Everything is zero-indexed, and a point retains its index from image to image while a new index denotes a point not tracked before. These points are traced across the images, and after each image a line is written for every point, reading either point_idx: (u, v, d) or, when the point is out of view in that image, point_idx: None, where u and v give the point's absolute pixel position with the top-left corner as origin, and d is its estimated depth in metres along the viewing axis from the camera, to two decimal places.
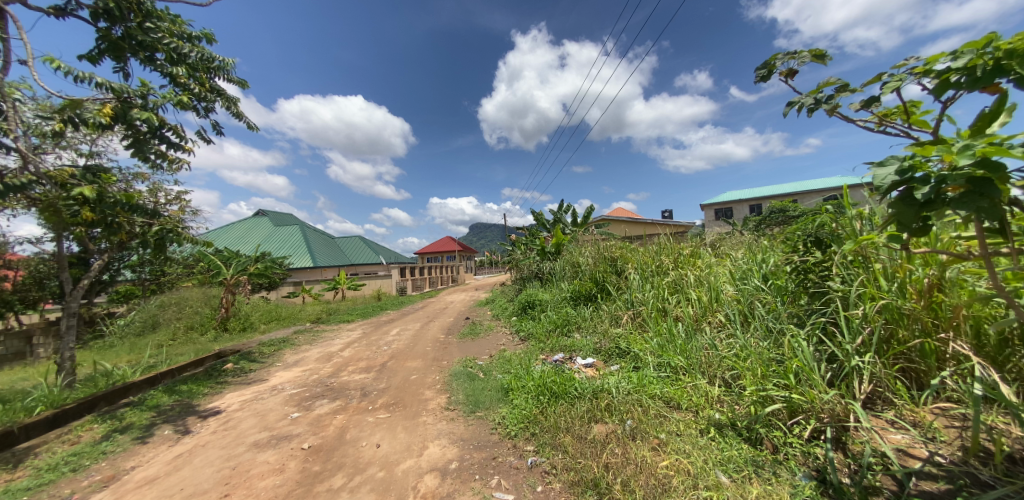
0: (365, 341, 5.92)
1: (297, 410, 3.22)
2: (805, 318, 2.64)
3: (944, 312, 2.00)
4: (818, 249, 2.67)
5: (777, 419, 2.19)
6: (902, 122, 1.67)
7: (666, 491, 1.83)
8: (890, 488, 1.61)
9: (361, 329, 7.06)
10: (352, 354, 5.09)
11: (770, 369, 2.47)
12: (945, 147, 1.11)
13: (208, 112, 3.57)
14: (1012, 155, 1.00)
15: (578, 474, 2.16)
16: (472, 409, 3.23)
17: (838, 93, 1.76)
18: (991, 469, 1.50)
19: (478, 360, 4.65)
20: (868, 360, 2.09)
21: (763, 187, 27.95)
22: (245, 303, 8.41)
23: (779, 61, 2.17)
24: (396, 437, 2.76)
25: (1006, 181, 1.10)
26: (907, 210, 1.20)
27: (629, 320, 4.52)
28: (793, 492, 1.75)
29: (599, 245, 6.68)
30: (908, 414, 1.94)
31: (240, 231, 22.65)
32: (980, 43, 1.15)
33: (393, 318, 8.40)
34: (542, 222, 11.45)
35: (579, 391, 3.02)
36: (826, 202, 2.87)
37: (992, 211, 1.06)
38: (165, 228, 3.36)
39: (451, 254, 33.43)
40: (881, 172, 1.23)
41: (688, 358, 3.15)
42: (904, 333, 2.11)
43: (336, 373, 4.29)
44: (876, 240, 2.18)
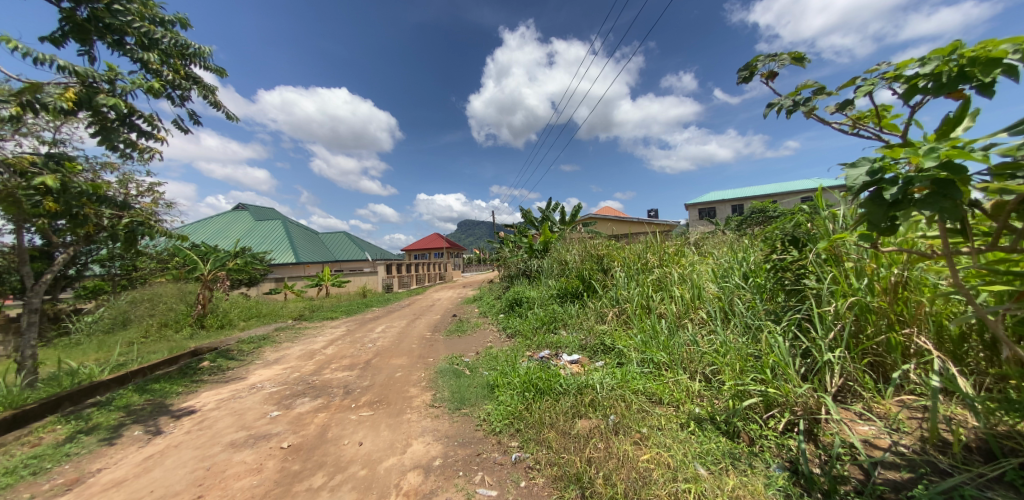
0: (349, 338, 5.84)
1: (277, 409, 3.16)
2: (781, 314, 2.72)
3: (909, 308, 2.11)
4: (794, 247, 2.74)
5: (753, 412, 2.26)
6: (874, 126, 1.74)
7: (647, 485, 1.86)
8: (857, 478, 1.69)
9: (345, 326, 6.96)
10: (336, 352, 5.02)
11: (747, 364, 2.54)
12: (912, 149, 1.17)
13: (183, 101, 3.43)
14: (972, 158, 1.05)
15: (561, 469, 2.19)
16: (457, 406, 3.22)
17: (815, 95, 1.82)
18: (949, 457, 1.60)
19: (464, 357, 4.63)
20: (839, 355, 2.18)
21: (745, 189, 28.78)
22: (223, 300, 8.16)
23: (760, 63, 2.23)
24: (379, 435, 2.73)
25: (966, 183, 1.15)
26: (876, 210, 1.25)
27: (614, 317, 4.59)
28: (767, 483, 1.82)
29: (587, 243, 6.74)
30: (875, 405, 2.03)
31: (219, 225, 21.99)
32: (946, 50, 1.20)
33: (378, 315, 8.31)
34: (530, 220, 11.48)
35: (564, 387, 3.05)
36: (803, 203, 2.97)
37: (954, 211, 1.11)
38: (135, 220, 3.21)
39: (438, 252, 33.23)
40: (853, 173, 1.27)
41: (670, 354, 3.22)
42: (872, 329, 2.21)
43: (318, 370, 4.22)
44: (848, 239, 2.27)
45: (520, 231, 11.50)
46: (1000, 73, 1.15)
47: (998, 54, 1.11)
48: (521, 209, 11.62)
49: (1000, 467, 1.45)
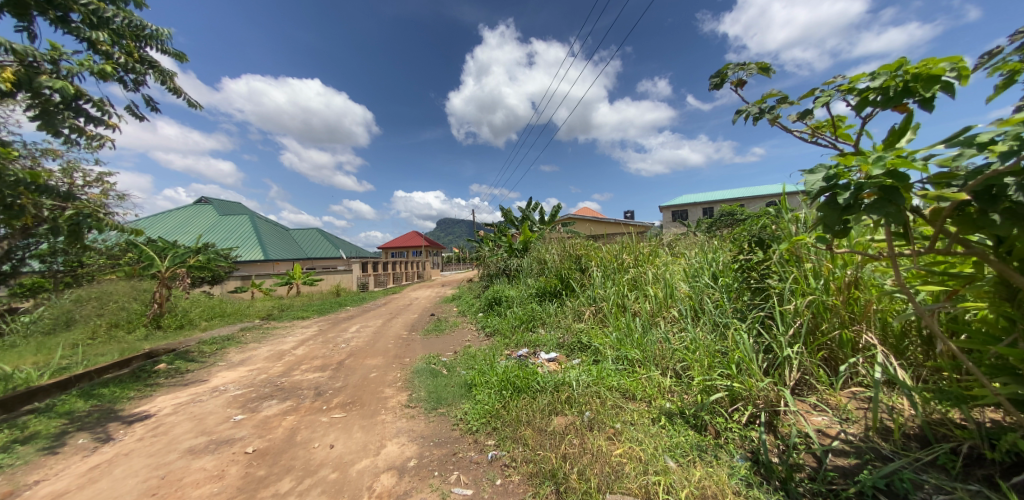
0: (321, 338, 5.64)
1: (241, 412, 3.01)
2: (747, 312, 2.85)
3: (859, 306, 2.27)
4: (760, 249, 2.87)
5: (719, 406, 2.36)
6: (831, 135, 1.85)
7: (619, 478, 1.92)
8: (810, 465, 1.81)
9: (317, 326, 6.72)
10: (306, 352, 4.84)
11: (715, 360, 2.65)
12: (862, 158, 1.26)
13: (138, 86, 3.22)
14: (914, 168, 1.15)
15: (537, 466, 2.21)
16: (434, 406, 3.19)
17: (779, 104, 1.92)
18: (890, 444, 1.74)
19: (441, 357, 4.58)
20: (797, 350, 2.32)
21: (716, 193, 30.08)
22: (183, 298, 7.69)
23: (730, 71, 2.33)
24: (351, 437, 2.66)
25: (908, 190, 1.25)
26: (831, 213, 1.33)
27: (591, 315, 4.68)
28: (731, 473, 1.91)
29: (566, 243, 6.84)
30: (828, 398, 2.18)
31: (180, 220, 20.69)
32: (893, 66, 1.29)
33: (352, 315, 8.07)
34: (510, 219, 11.51)
35: (542, 385, 3.08)
36: (768, 206, 3.13)
37: (898, 216, 1.20)
38: (81, 212, 2.98)
39: (417, 250, 32.69)
40: (811, 178, 1.36)
41: (643, 351, 3.32)
42: (826, 325, 2.37)
43: (287, 372, 4.06)
44: (807, 241, 2.41)
45: (500, 230, 11.50)
46: (939, 90, 1.24)
47: (937, 72, 1.21)
48: (501, 209, 11.63)
49: (933, 451, 1.60)
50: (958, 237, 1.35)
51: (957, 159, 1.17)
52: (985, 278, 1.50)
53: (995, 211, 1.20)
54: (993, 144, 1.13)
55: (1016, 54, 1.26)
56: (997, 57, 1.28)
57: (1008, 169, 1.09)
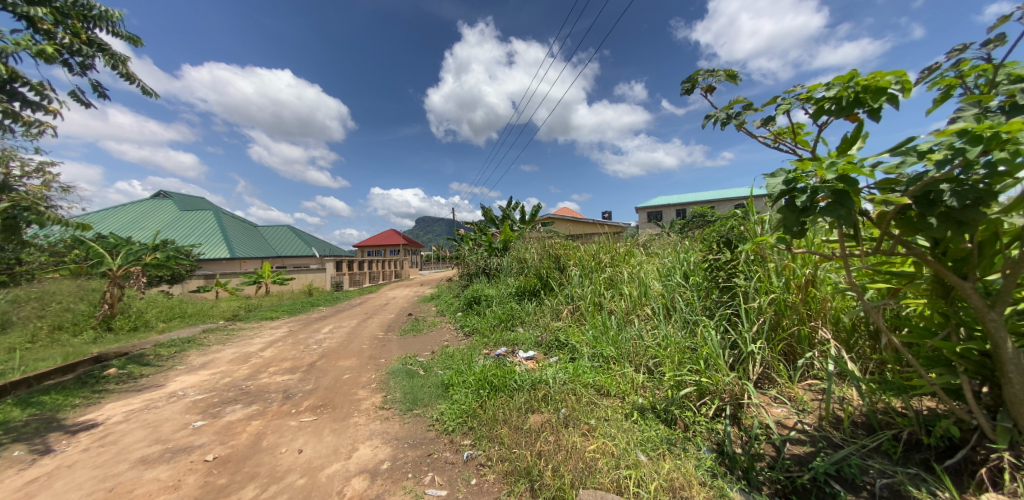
0: (291, 340, 5.44)
1: (202, 418, 2.86)
2: (715, 309, 2.96)
3: (815, 303, 2.42)
4: (727, 249, 2.99)
5: (688, 401, 2.44)
6: (791, 141, 1.95)
7: (593, 474, 1.95)
8: (770, 454, 1.91)
9: (288, 327, 6.47)
10: (275, 354, 4.66)
11: (685, 356, 2.74)
12: (817, 163, 1.33)
13: (85, 70, 2.99)
14: (862, 173, 1.23)
15: (512, 464, 2.22)
16: (409, 407, 3.14)
17: (745, 110, 2.01)
18: (841, 432, 1.87)
19: (419, 357, 4.52)
20: (760, 346, 2.44)
21: (690, 195, 31.27)
22: (138, 299, 7.21)
23: (700, 77, 2.41)
24: (321, 441, 2.58)
25: (859, 194, 1.34)
26: (790, 215, 1.41)
27: (569, 314, 4.76)
28: (698, 464, 1.98)
29: (545, 242, 6.90)
30: (787, 390, 2.31)
31: (137, 215, 19.39)
32: (845, 78, 1.37)
33: (326, 315, 7.83)
34: (491, 218, 11.50)
35: (519, 384, 3.09)
36: (736, 209, 3.27)
37: (849, 218, 1.29)
38: (17, 204, 2.74)
39: (395, 249, 32.08)
40: (772, 182, 1.43)
41: (618, 348, 3.39)
42: (786, 322, 2.51)
43: (254, 375, 3.89)
44: (770, 241, 2.53)
45: (480, 229, 11.46)
46: (885, 101, 1.34)
47: (884, 84, 1.30)
48: (481, 207, 11.59)
49: (878, 438, 1.72)
50: (900, 238, 1.45)
51: (900, 167, 1.26)
52: (923, 276, 1.63)
53: (931, 215, 1.30)
54: (931, 153, 1.22)
55: (952, 70, 1.38)
56: (936, 72, 1.39)
57: (942, 176, 1.19)
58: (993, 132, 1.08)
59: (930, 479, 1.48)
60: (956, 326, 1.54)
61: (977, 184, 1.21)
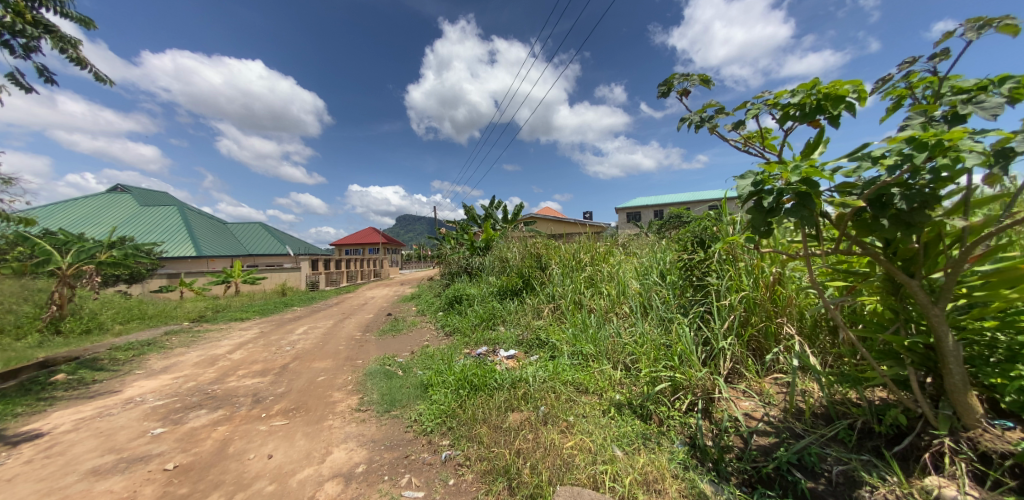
0: (262, 341, 5.23)
1: (162, 425, 2.71)
2: (689, 307, 3.05)
3: (781, 301, 2.54)
4: (701, 248, 3.10)
5: (663, 396, 2.50)
6: (760, 145, 2.03)
7: (570, 470, 1.97)
8: (738, 445, 1.99)
9: (259, 328, 6.23)
10: (244, 357, 4.47)
11: (660, 352, 2.81)
12: (782, 166, 1.40)
13: (30, 53, 2.78)
14: (823, 177, 1.29)
15: (490, 463, 2.21)
16: (387, 408, 3.08)
17: (717, 114, 2.08)
18: (802, 423, 1.97)
19: (398, 357, 4.45)
20: (731, 342, 2.53)
21: (668, 197, 32.23)
22: (92, 300, 6.74)
23: (676, 81, 2.48)
24: (293, 445, 2.50)
25: (820, 196, 1.40)
26: (758, 216, 1.47)
27: (550, 313, 4.80)
28: (671, 457, 2.04)
29: (527, 242, 6.92)
30: (754, 384, 2.41)
31: (93, 210, 18.16)
32: (808, 85, 1.44)
33: (300, 316, 7.57)
34: (473, 217, 11.44)
35: (499, 383, 3.08)
36: (709, 210, 3.37)
37: (811, 219, 1.35)
38: None
39: (375, 248, 31.37)
40: (741, 184, 1.48)
41: (597, 345, 3.45)
42: (754, 319, 2.61)
43: (221, 378, 3.72)
44: (740, 241, 2.63)
45: (462, 228, 11.39)
46: (844, 109, 1.41)
47: (843, 92, 1.37)
48: (463, 206, 11.51)
49: (836, 427, 1.82)
50: (857, 239, 1.54)
51: (857, 171, 1.33)
52: (876, 274, 1.74)
53: (884, 216, 1.38)
54: (883, 158, 1.30)
55: (903, 81, 1.47)
56: (888, 83, 1.48)
57: (894, 180, 1.26)
58: (936, 140, 1.16)
59: (880, 465, 1.57)
60: (904, 321, 1.65)
61: (924, 187, 1.29)
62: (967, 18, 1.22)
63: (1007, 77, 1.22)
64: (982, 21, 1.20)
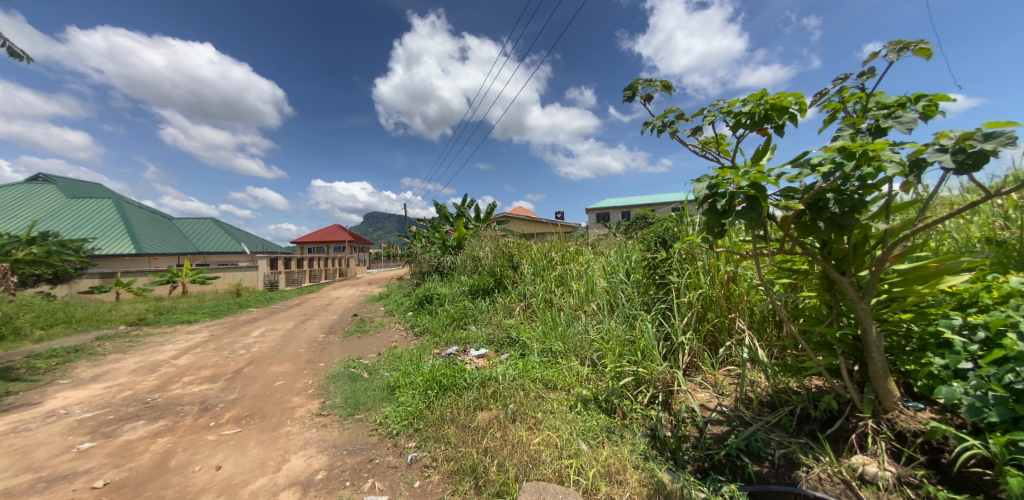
0: (213, 345, 4.87)
1: (90, 439, 2.46)
2: (652, 304, 3.17)
3: (734, 298, 2.70)
4: (663, 248, 3.23)
5: (626, 390, 2.59)
6: (715, 150, 2.15)
7: (536, 465, 2.00)
8: (694, 434, 2.10)
9: (209, 331, 5.80)
10: (191, 362, 4.15)
11: (625, 348, 2.90)
12: (734, 171, 1.48)
13: None
14: (768, 182, 1.38)
15: (457, 463, 2.20)
16: (350, 412, 2.98)
17: (677, 120, 2.18)
18: (751, 411, 2.11)
19: (363, 359, 4.30)
20: (689, 336, 2.67)
21: (636, 199, 33.48)
22: (8, 302, 5.99)
23: (640, 86, 2.57)
24: (245, 455, 2.35)
25: (767, 199, 1.50)
26: (712, 218, 1.55)
27: (521, 311, 4.84)
28: (632, 449, 2.12)
29: (498, 241, 6.92)
30: (709, 376, 2.56)
31: (11, 202, 16.13)
32: (757, 96, 1.54)
33: (256, 318, 7.13)
34: (445, 216, 11.30)
35: (468, 382, 3.05)
36: (672, 211, 3.53)
37: (758, 221, 1.45)
38: None
39: (342, 246, 30.11)
40: (698, 187, 1.55)
41: (565, 343, 3.51)
42: (710, 315, 2.77)
43: (162, 386, 3.43)
44: (698, 241, 2.77)
45: (433, 226, 11.20)
46: (787, 120, 1.52)
47: (786, 104, 1.47)
48: (435, 204, 11.33)
49: (779, 414, 1.96)
50: (798, 240, 1.67)
51: (797, 177, 1.44)
52: (814, 272, 1.89)
53: (820, 219, 1.50)
54: (820, 166, 1.41)
55: (836, 96, 1.61)
56: (825, 97, 1.61)
57: (828, 186, 1.38)
58: (862, 150, 1.28)
59: (815, 447, 1.72)
60: (837, 314, 1.81)
61: (853, 193, 1.42)
62: (889, 41, 1.36)
63: (921, 95, 1.37)
64: (901, 44, 1.34)
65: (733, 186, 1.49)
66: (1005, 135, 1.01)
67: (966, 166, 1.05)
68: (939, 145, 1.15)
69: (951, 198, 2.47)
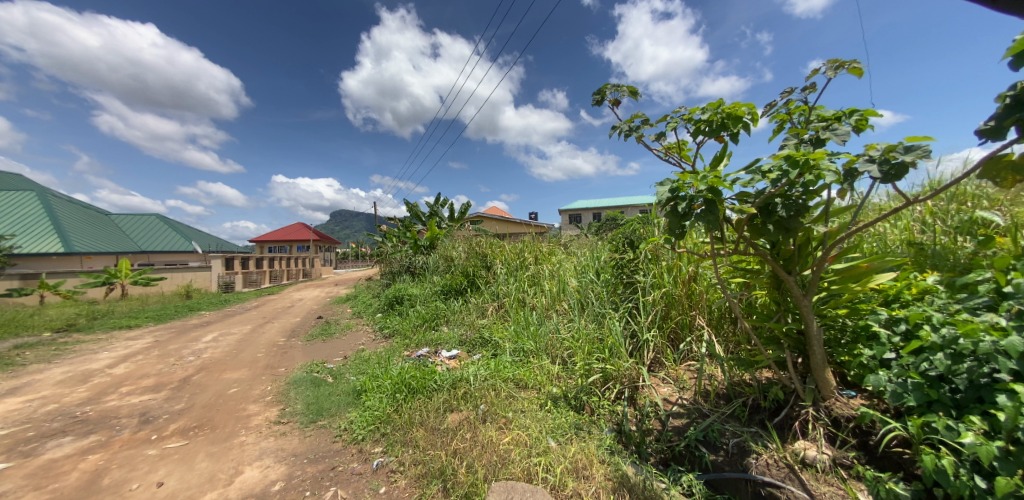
0: (156, 352, 4.48)
1: (5, 460, 2.20)
2: (620, 303, 3.27)
3: (695, 296, 2.83)
4: (631, 249, 3.34)
5: (595, 387, 2.64)
6: (677, 155, 2.24)
7: (505, 465, 2.00)
8: (656, 427, 2.18)
9: (154, 337, 5.33)
10: (131, 371, 3.80)
11: (594, 346, 2.95)
12: (693, 176, 1.54)
13: None
14: (724, 186, 1.46)
15: (425, 466, 2.16)
16: (312, 419, 2.84)
17: (643, 125, 2.26)
18: (709, 403, 2.22)
19: (328, 363, 4.13)
20: (653, 334, 2.77)
21: (608, 201, 34.43)
22: None
23: (608, 91, 2.64)
24: (192, 469, 2.18)
25: (723, 203, 1.58)
26: (674, 220, 1.62)
27: (493, 311, 4.84)
28: (599, 444, 2.17)
29: (471, 241, 6.87)
30: (672, 371, 2.67)
31: None
32: (715, 105, 1.62)
33: (208, 322, 6.64)
34: (417, 215, 11.09)
35: (438, 384, 3.00)
36: (639, 213, 3.65)
37: (714, 224, 1.53)
38: None
39: (307, 245, 28.69)
40: (660, 191, 1.61)
41: (537, 342, 3.54)
42: (673, 313, 2.88)
43: (95, 398, 3.11)
44: (662, 242, 2.88)
45: (405, 225, 10.96)
46: (741, 129, 1.61)
47: (740, 114, 1.56)
48: (406, 203, 11.08)
49: (733, 406, 2.08)
50: (751, 241, 1.77)
51: (749, 183, 1.53)
52: (765, 272, 2.02)
53: (770, 222, 1.61)
54: (769, 172, 1.51)
55: (784, 107, 1.72)
56: (774, 108, 1.73)
57: (776, 191, 1.48)
58: (805, 159, 1.38)
59: (764, 435, 1.83)
60: (784, 311, 1.94)
61: (798, 199, 1.53)
62: (827, 59, 1.47)
63: (854, 110, 1.50)
64: (837, 62, 1.46)
65: (692, 190, 1.57)
66: (921, 149, 1.13)
67: (889, 176, 1.16)
68: (869, 156, 1.26)
69: (880, 205, 2.73)
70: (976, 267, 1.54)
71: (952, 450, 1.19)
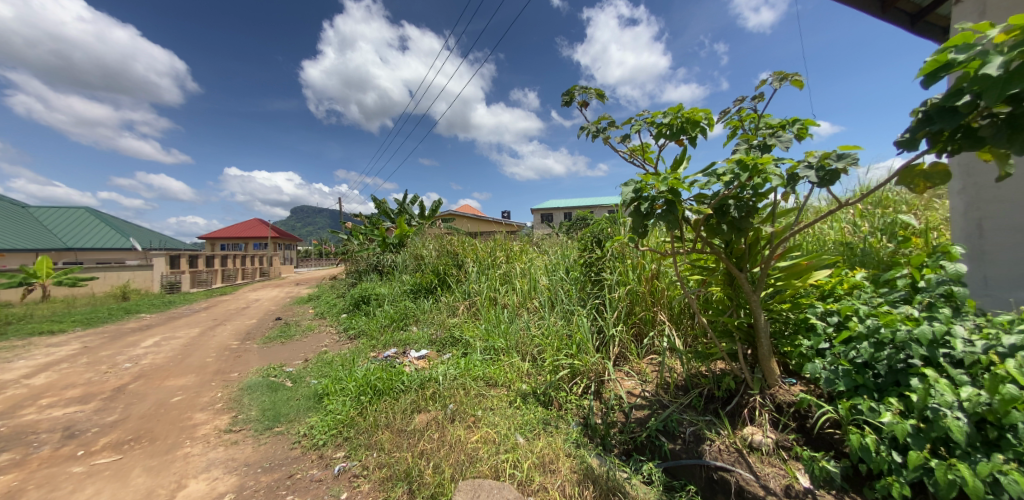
0: (85, 360, 4.03)
1: None
2: (588, 300, 3.34)
3: (658, 293, 2.94)
4: (598, 247, 3.43)
5: (563, 382, 2.68)
6: (641, 157, 2.32)
7: (472, 463, 1.99)
8: (620, 419, 2.25)
9: (82, 343, 4.80)
10: (52, 381, 3.39)
11: (563, 342, 2.99)
12: (655, 177, 1.60)
13: None
14: (682, 188, 1.53)
15: (390, 469, 2.09)
16: (268, 425, 2.68)
17: (609, 126, 2.32)
18: (668, 394, 2.32)
19: (287, 367, 3.91)
20: (618, 329, 2.85)
21: (579, 201, 35.20)
22: None
23: (577, 92, 2.69)
24: (126, 486, 1.99)
25: (682, 203, 1.65)
26: (637, 220, 1.68)
27: (465, 310, 4.79)
28: (566, 438, 2.21)
29: (443, 239, 6.77)
30: (635, 365, 2.77)
31: None
32: (675, 109, 1.69)
33: (149, 325, 6.07)
34: (386, 212, 10.76)
35: (406, 385, 2.92)
36: (606, 213, 3.74)
37: (673, 223, 1.59)
38: None
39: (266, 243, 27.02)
40: (625, 191, 1.66)
41: (507, 339, 3.55)
42: (637, 309, 2.99)
43: (7, 413, 2.76)
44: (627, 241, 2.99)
45: (373, 222, 10.59)
46: (699, 133, 1.69)
47: (698, 118, 1.64)
48: (374, 199, 10.72)
49: (691, 396, 2.18)
50: (707, 240, 1.87)
51: (706, 184, 1.61)
52: (719, 270, 2.14)
53: (724, 222, 1.71)
54: (723, 175, 1.60)
55: (737, 114, 1.83)
56: (728, 114, 1.83)
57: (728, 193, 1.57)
58: (754, 163, 1.48)
59: (717, 423, 1.94)
60: (736, 306, 2.07)
61: (748, 200, 1.63)
62: (773, 71, 1.58)
63: (796, 119, 1.62)
64: (782, 75, 1.57)
65: (654, 190, 1.62)
66: (851, 156, 1.25)
67: (824, 181, 1.27)
68: (808, 162, 1.36)
69: (820, 207, 2.98)
70: (895, 264, 1.73)
71: (873, 429, 1.32)
